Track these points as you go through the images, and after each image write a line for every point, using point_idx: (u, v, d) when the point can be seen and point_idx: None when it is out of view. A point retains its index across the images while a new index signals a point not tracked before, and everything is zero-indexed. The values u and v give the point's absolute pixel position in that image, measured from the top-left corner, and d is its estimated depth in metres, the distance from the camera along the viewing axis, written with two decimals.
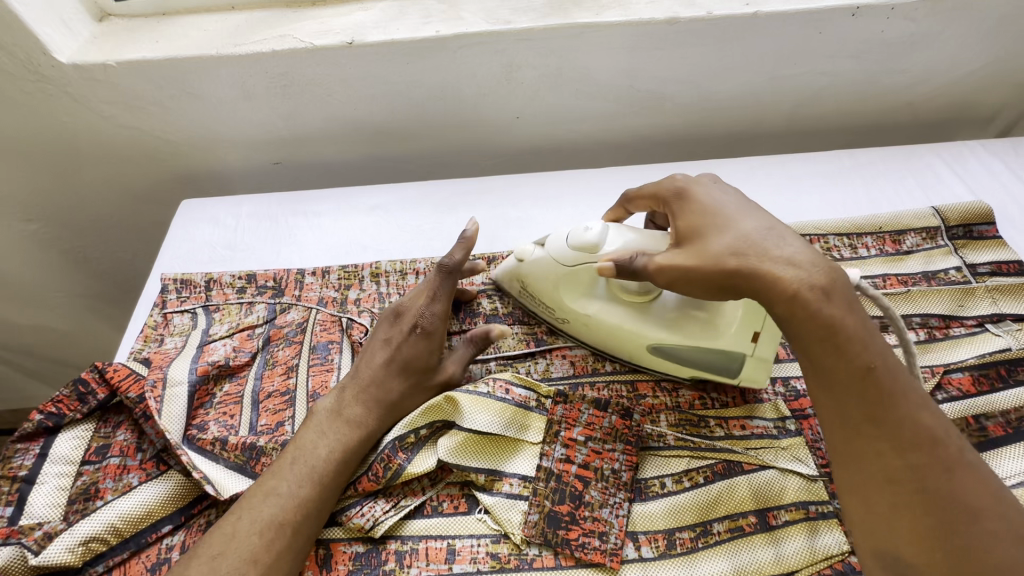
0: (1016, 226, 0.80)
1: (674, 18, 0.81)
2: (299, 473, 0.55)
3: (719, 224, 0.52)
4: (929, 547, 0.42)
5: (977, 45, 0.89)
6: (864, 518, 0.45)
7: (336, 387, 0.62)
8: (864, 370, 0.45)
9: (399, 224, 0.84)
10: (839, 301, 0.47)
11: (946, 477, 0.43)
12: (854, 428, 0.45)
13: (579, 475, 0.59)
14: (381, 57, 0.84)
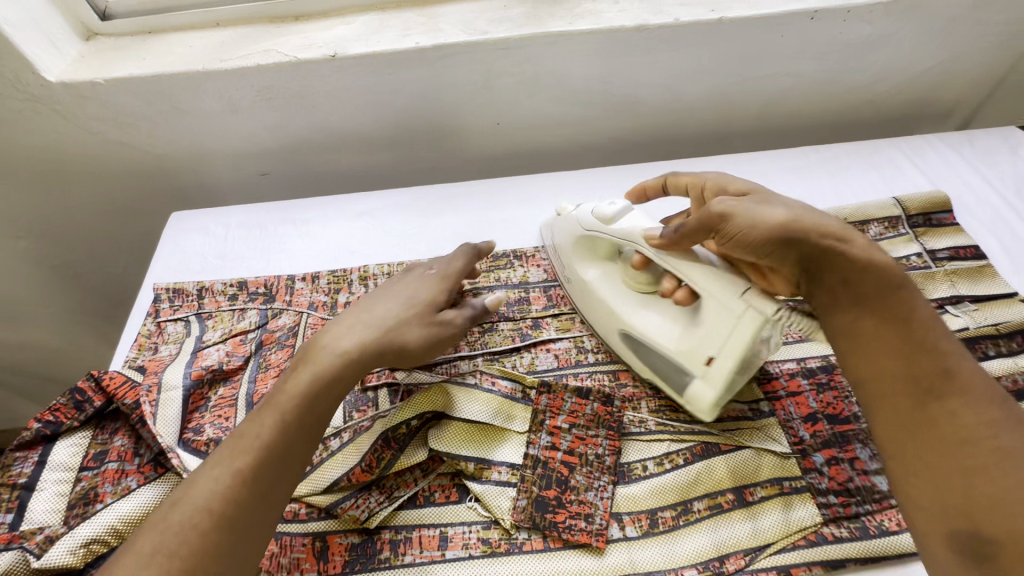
0: (972, 214, 0.84)
1: (643, 25, 0.85)
2: (264, 425, 0.53)
3: (766, 200, 0.58)
4: (999, 512, 0.42)
5: (931, 44, 0.94)
6: (929, 492, 0.46)
7: (340, 321, 0.62)
8: (913, 344, 0.49)
9: (386, 229, 0.87)
10: (890, 280, 0.52)
11: (1002, 445, 0.44)
12: (909, 399, 0.48)
13: (564, 461, 0.62)
14: (364, 68, 0.87)
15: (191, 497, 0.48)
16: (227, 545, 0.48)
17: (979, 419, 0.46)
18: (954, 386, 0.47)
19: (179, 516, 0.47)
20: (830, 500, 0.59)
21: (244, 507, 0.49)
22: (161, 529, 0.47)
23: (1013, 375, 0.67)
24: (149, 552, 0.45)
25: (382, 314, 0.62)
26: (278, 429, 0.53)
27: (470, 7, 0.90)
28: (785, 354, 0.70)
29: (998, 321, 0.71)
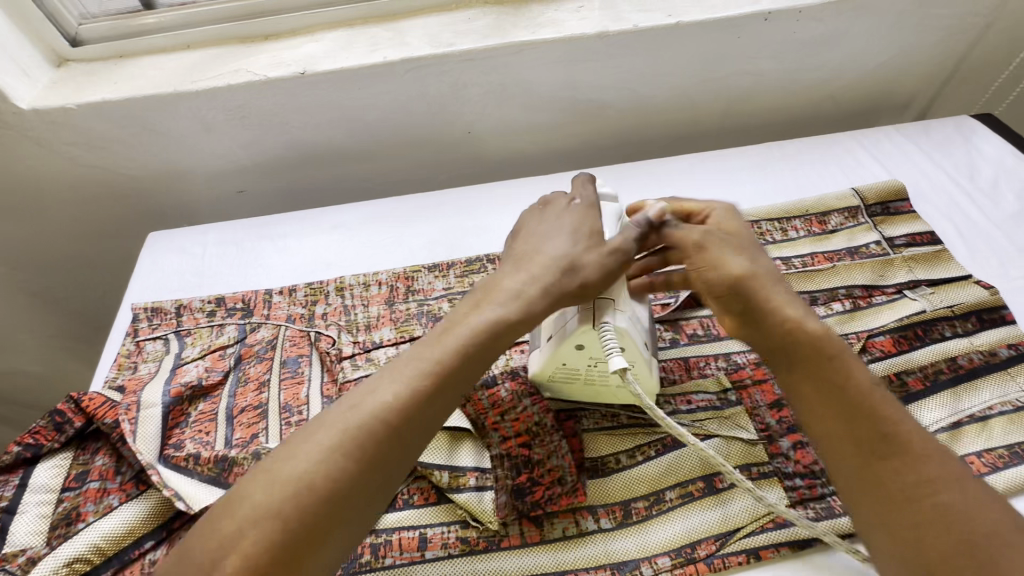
0: (929, 201, 0.88)
1: (603, 32, 0.88)
2: (387, 396, 0.50)
3: (749, 248, 0.62)
4: (954, 569, 0.42)
5: (883, 40, 0.97)
6: (890, 554, 0.45)
7: (510, 274, 0.60)
8: (846, 391, 0.52)
9: (360, 240, 0.88)
10: (828, 329, 0.55)
11: (940, 483, 0.46)
12: (856, 459, 0.49)
13: (522, 443, 0.62)
14: (334, 84, 0.89)
15: (313, 459, 0.47)
16: (345, 521, 0.47)
17: (924, 477, 0.46)
18: (897, 447, 0.48)
19: (291, 477, 0.46)
20: (796, 483, 0.61)
21: (363, 485, 0.48)
22: (279, 489, 0.46)
23: (969, 354, 0.69)
24: (265, 512, 0.45)
25: (539, 258, 0.60)
26: (412, 403, 0.50)
27: (435, 20, 0.92)
28: None
29: (953, 302, 0.74)
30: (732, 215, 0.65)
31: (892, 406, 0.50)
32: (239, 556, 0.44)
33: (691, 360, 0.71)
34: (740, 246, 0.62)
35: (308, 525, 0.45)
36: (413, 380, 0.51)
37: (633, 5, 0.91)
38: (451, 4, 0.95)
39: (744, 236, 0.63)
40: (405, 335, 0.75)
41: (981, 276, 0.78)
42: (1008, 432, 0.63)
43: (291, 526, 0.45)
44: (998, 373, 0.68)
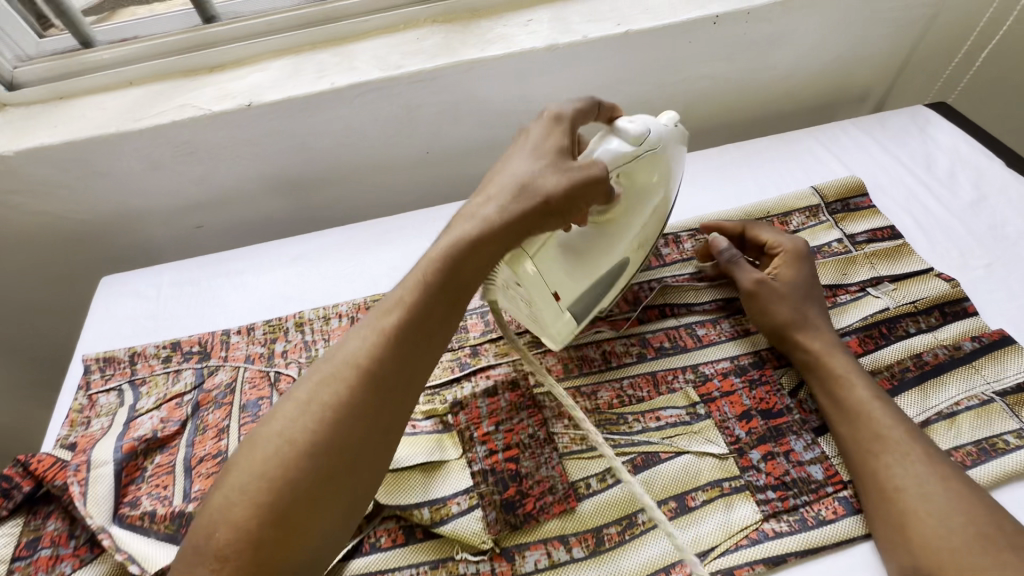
0: (887, 194, 0.88)
1: (552, 45, 0.87)
2: (358, 344, 0.53)
3: (803, 291, 0.72)
4: (936, 552, 0.51)
5: (834, 35, 0.97)
6: (885, 539, 0.55)
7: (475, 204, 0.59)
8: (853, 406, 0.62)
9: (320, 271, 0.86)
10: (843, 356, 0.66)
11: (931, 485, 0.55)
12: (858, 456, 0.59)
13: (507, 458, 0.63)
14: (283, 113, 0.87)
15: (294, 416, 0.50)
16: (336, 475, 0.49)
17: (914, 479, 0.56)
18: (885, 452, 0.58)
19: (274, 438, 0.49)
20: (767, 496, 0.60)
21: (351, 437, 0.50)
22: (264, 453, 0.48)
23: (933, 350, 0.69)
24: (256, 473, 0.47)
25: (507, 174, 0.60)
26: (384, 348, 0.53)
27: (383, 42, 0.91)
28: (717, 354, 0.72)
29: (915, 297, 0.74)
30: (793, 258, 0.74)
31: (893, 421, 0.60)
32: (234, 524, 0.46)
33: (659, 374, 0.70)
34: (777, 292, 0.71)
35: (297, 483, 0.47)
36: (377, 328, 0.54)
37: (581, 16, 0.90)
38: (399, 24, 0.93)
39: (802, 281, 0.72)
40: None
41: (943, 268, 0.78)
42: (975, 427, 0.63)
43: (279, 484, 0.47)
44: (963, 367, 0.67)
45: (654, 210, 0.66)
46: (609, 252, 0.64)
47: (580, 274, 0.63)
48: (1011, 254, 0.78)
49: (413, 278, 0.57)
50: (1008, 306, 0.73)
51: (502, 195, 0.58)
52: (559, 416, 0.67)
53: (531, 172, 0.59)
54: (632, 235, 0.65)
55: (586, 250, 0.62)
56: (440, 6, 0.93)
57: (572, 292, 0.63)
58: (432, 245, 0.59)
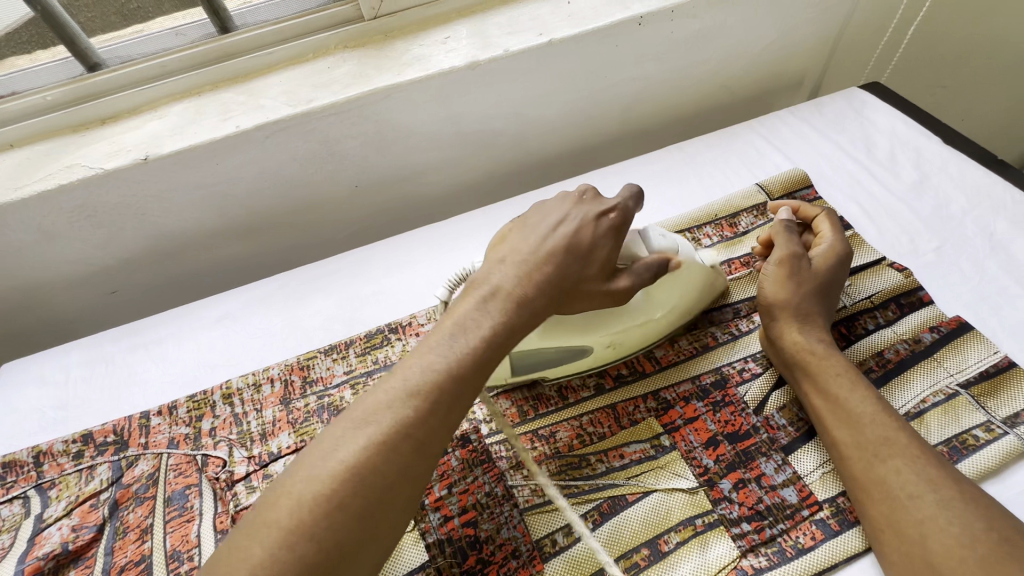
0: (832, 184, 0.86)
1: (473, 63, 0.82)
2: (406, 408, 0.49)
3: (821, 286, 0.67)
4: (961, 563, 0.47)
5: (761, 26, 0.95)
6: (898, 553, 0.50)
7: (511, 273, 0.57)
8: (850, 407, 0.57)
9: (248, 331, 0.79)
10: (836, 354, 0.62)
11: (941, 488, 0.51)
12: (863, 462, 0.55)
13: (464, 523, 0.59)
14: (187, 163, 0.79)
15: (339, 473, 0.46)
16: (374, 539, 0.46)
17: (925, 483, 0.51)
18: (892, 456, 0.53)
19: (315, 496, 0.45)
20: (743, 530, 0.56)
21: (391, 500, 0.47)
22: (304, 512, 0.45)
23: (894, 346, 0.67)
24: (297, 534, 0.44)
25: (553, 242, 0.59)
26: (433, 416, 0.50)
27: (292, 75, 0.84)
28: (678, 376, 0.68)
29: (871, 292, 0.72)
30: (830, 253, 0.69)
31: (894, 421, 0.56)
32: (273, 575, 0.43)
33: (619, 406, 0.66)
34: (801, 272, 0.67)
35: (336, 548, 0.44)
36: (425, 392, 0.50)
37: (501, 29, 0.85)
38: (307, 54, 0.87)
39: (832, 280, 0.68)
40: (305, 438, 0.67)
41: (894, 256, 0.76)
42: (944, 426, 0.61)
43: (320, 548, 0.44)
44: (925, 362, 0.65)
45: (649, 320, 0.66)
46: (579, 333, 0.63)
47: (542, 339, 0.62)
48: (959, 235, 0.77)
49: (458, 337, 0.53)
50: (962, 290, 0.72)
51: (537, 265, 0.57)
52: (517, 466, 0.62)
53: (577, 256, 0.58)
54: (613, 331, 0.64)
55: (560, 321, 0.62)
56: (350, 31, 0.87)
57: (526, 348, 0.62)
58: (471, 291, 0.56)
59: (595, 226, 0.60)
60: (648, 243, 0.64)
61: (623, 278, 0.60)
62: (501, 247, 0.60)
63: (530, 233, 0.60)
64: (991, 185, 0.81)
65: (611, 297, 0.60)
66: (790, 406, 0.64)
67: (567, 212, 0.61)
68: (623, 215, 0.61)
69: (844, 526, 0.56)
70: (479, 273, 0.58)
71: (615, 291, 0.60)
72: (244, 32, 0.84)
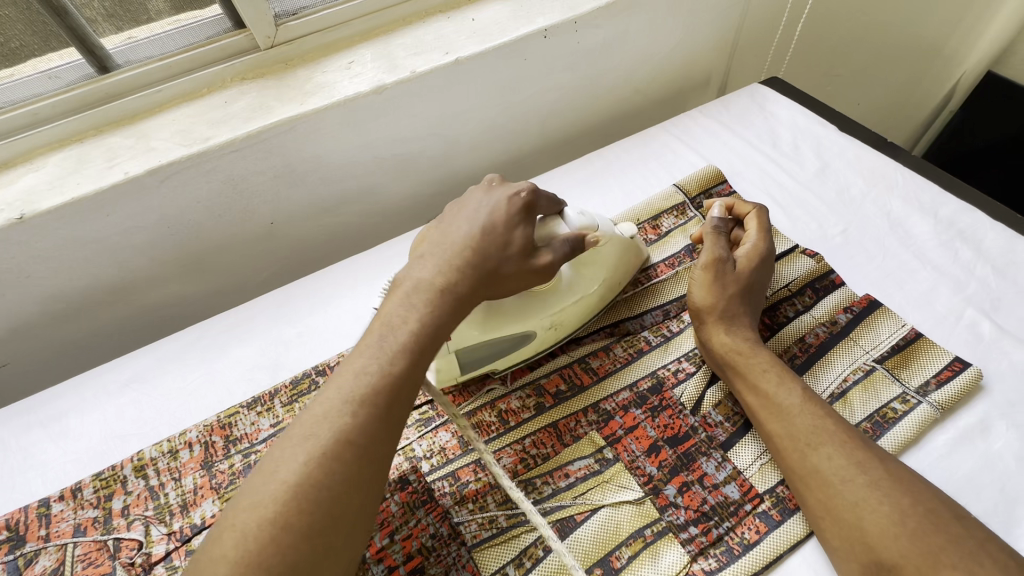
0: (745, 178, 0.89)
1: (379, 86, 0.79)
2: (343, 413, 0.48)
3: (747, 287, 0.68)
4: (895, 540, 0.48)
5: (664, 31, 0.98)
6: (839, 538, 0.51)
7: (430, 268, 0.58)
8: (779, 399, 0.59)
9: (160, 393, 0.72)
10: (761, 348, 0.64)
11: (870, 468, 0.53)
12: (796, 453, 0.56)
13: (410, 570, 0.56)
14: (72, 218, 0.72)
15: (283, 494, 0.44)
16: (331, 555, 0.44)
17: (854, 467, 0.53)
18: (822, 443, 0.55)
19: (262, 523, 0.43)
20: (692, 534, 0.56)
21: (341, 516, 0.45)
22: (251, 542, 0.43)
23: (814, 330, 0.70)
24: (243, 565, 0.42)
25: (468, 229, 0.60)
26: (373, 421, 0.49)
27: (186, 113, 0.79)
28: (616, 384, 0.68)
29: (789, 280, 0.75)
30: (752, 252, 0.70)
31: (820, 409, 0.57)
32: None
33: (561, 423, 0.65)
34: (727, 275, 0.68)
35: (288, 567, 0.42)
36: (363, 394, 0.49)
37: (406, 50, 0.84)
38: (202, 90, 0.82)
39: (757, 282, 0.69)
40: (232, 503, 0.62)
41: (806, 243, 0.80)
42: (866, 402, 0.63)
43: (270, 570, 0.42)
44: (843, 342, 0.68)
45: (584, 295, 0.69)
46: (516, 319, 0.64)
47: (484, 333, 0.63)
48: (861, 217, 0.81)
49: (387, 337, 0.53)
50: (869, 269, 0.76)
51: (455, 252, 0.59)
52: (461, 501, 0.60)
53: (492, 238, 0.59)
54: (551, 314, 0.66)
55: (500, 315, 0.63)
56: (246, 62, 0.82)
57: (469, 343, 0.63)
58: (397, 290, 0.57)
59: (507, 207, 0.61)
60: (566, 219, 0.65)
61: (545, 253, 0.61)
62: (422, 246, 0.62)
63: (447, 229, 0.62)
64: (884, 167, 0.87)
65: (536, 274, 0.61)
66: (725, 402, 0.65)
67: (480, 201, 0.63)
68: (533, 195, 0.63)
69: (786, 515, 0.57)
70: (403, 272, 0.59)
71: (539, 265, 0.60)
72: (128, 71, 0.77)
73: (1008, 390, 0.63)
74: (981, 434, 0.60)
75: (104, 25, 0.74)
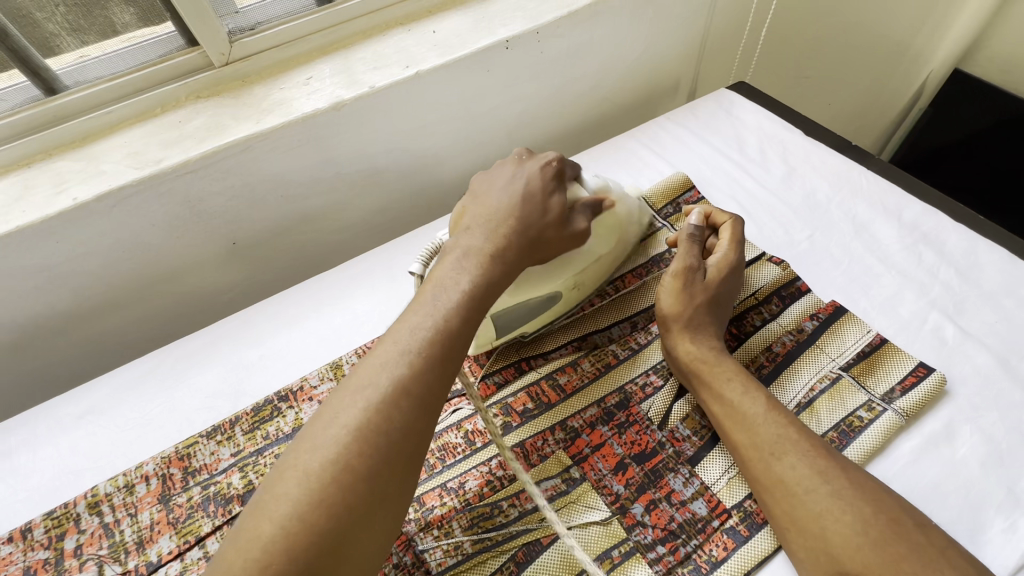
0: (713, 186, 0.89)
1: (338, 102, 0.77)
2: (400, 365, 0.48)
3: (720, 293, 0.68)
4: (859, 551, 0.48)
5: (629, 38, 0.97)
6: (805, 548, 0.51)
7: (479, 236, 0.60)
8: (743, 409, 0.58)
9: (118, 424, 0.70)
10: (727, 357, 0.63)
11: (833, 476, 0.52)
12: (761, 463, 0.55)
13: None
14: (19, 246, 0.70)
15: (345, 439, 0.45)
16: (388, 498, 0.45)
17: (817, 477, 0.52)
18: (787, 453, 0.54)
19: (325, 465, 0.43)
20: (659, 554, 0.55)
21: (400, 461, 0.46)
22: (313, 483, 0.43)
23: (781, 339, 0.70)
24: (307, 504, 0.42)
25: (508, 196, 0.63)
26: (430, 370, 0.49)
27: (138, 134, 0.77)
28: (583, 401, 0.67)
29: (756, 289, 0.74)
30: (719, 259, 0.71)
31: (783, 417, 0.57)
32: (280, 536, 0.41)
33: (527, 444, 0.64)
34: (695, 284, 0.68)
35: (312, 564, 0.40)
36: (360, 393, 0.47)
37: (366, 64, 0.82)
38: (156, 109, 0.80)
39: (726, 292, 0.69)
40: (189, 538, 0.60)
41: (773, 250, 0.80)
42: (832, 411, 0.63)
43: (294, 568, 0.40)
44: (810, 350, 0.68)
45: (603, 256, 0.72)
46: (546, 280, 0.67)
47: (517, 296, 0.65)
48: (827, 221, 0.82)
49: (440, 294, 0.54)
50: (834, 275, 0.76)
51: (502, 219, 0.61)
52: (426, 528, 0.58)
53: (534, 204, 0.62)
54: (574, 273, 0.69)
55: (530, 276, 0.65)
56: (201, 80, 0.80)
57: (503, 306, 0.66)
58: (447, 256, 0.58)
59: (542, 174, 0.65)
60: (584, 184, 0.70)
61: (578, 218, 0.65)
62: (463, 219, 0.63)
63: (484, 200, 0.64)
64: (849, 170, 0.87)
65: (573, 236, 0.65)
66: (693, 414, 0.64)
67: (512, 171, 0.66)
68: (562, 163, 0.67)
69: (753, 530, 0.56)
70: (449, 242, 0.60)
71: (574, 230, 0.64)
72: (75, 92, 0.75)
73: (972, 394, 0.63)
74: (946, 440, 0.60)
75: (68, 39, 0.72)
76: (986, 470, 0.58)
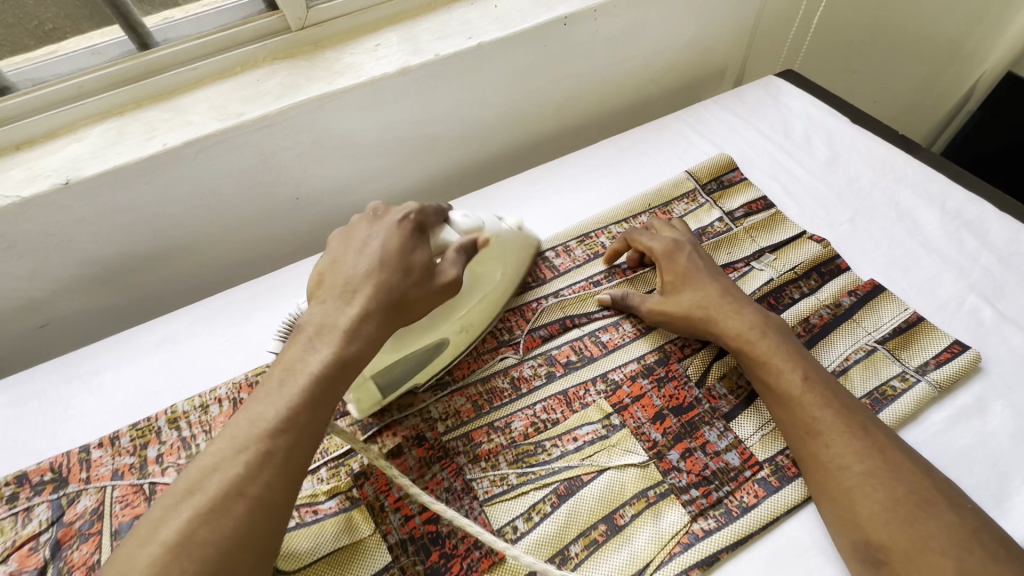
0: (756, 166, 0.91)
1: (405, 68, 0.82)
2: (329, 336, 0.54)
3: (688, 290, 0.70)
4: (885, 524, 0.51)
5: (681, 21, 0.99)
6: (832, 514, 0.54)
7: (334, 310, 0.56)
8: (783, 389, 0.61)
9: (193, 352, 0.77)
10: (776, 336, 0.65)
11: (870, 455, 0.54)
12: (797, 437, 0.59)
13: (425, 521, 0.59)
14: (114, 185, 0.76)
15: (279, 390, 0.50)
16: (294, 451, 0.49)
17: (854, 453, 0.55)
18: (824, 431, 0.57)
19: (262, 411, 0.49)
20: (692, 496, 0.59)
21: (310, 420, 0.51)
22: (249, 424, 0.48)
23: (819, 311, 0.72)
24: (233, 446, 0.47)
25: (366, 262, 0.59)
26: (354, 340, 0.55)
27: (219, 90, 0.83)
28: (624, 357, 0.70)
29: (795, 264, 0.77)
30: (665, 256, 0.74)
31: (824, 397, 0.59)
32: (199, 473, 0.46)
33: (570, 392, 0.68)
34: (665, 303, 0.71)
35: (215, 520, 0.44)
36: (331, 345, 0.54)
37: (431, 33, 0.87)
38: (235, 68, 0.86)
39: (688, 279, 0.71)
40: None
41: (814, 229, 0.82)
42: (866, 380, 0.66)
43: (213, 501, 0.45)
44: (846, 323, 0.71)
45: (487, 293, 0.71)
46: (427, 331, 0.65)
47: (395, 352, 0.63)
48: (869, 205, 0.84)
49: (310, 345, 0.54)
50: (875, 255, 0.78)
51: (361, 288, 0.57)
52: (475, 460, 0.63)
53: (392, 268, 0.59)
54: (458, 318, 0.67)
55: (409, 328, 0.63)
56: (278, 42, 0.86)
57: (382, 366, 0.63)
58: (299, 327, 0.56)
59: (399, 233, 0.61)
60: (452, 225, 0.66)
61: (447, 270, 0.61)
62: (321, 289, 0.59)
63: (342, 266, 0.60)
64: (895, 159, 0.89)
65: (442, 292, 0.61)
66: (730, 375, 0.68)
67: (369, 233, 0.62)
68: (421, 214, 0.64)
69: (784, 482, 0.60)
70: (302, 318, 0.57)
71: (443, 285, 0.61)
72: (166, 48, 0.81)
73: (1005, 372, 0.65)
74: (978, 414, 0.63)
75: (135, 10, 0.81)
76: (1016, 442, 0.60)
